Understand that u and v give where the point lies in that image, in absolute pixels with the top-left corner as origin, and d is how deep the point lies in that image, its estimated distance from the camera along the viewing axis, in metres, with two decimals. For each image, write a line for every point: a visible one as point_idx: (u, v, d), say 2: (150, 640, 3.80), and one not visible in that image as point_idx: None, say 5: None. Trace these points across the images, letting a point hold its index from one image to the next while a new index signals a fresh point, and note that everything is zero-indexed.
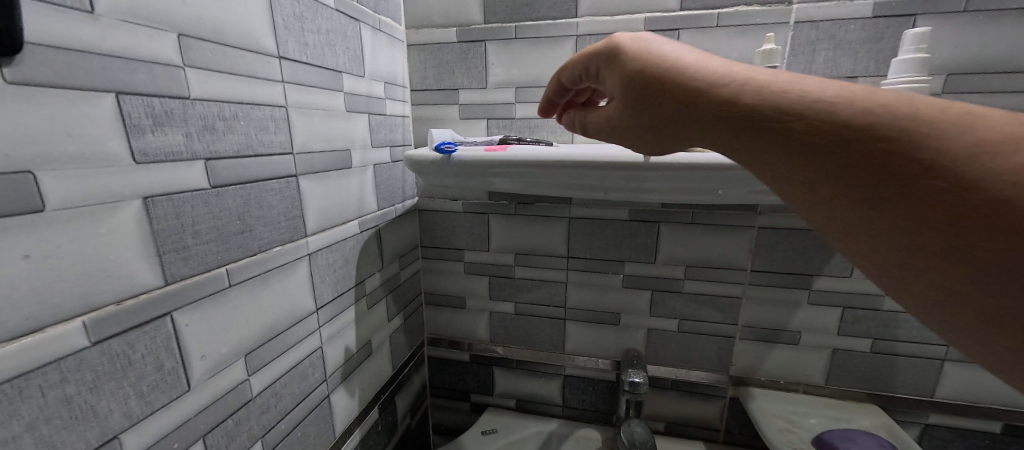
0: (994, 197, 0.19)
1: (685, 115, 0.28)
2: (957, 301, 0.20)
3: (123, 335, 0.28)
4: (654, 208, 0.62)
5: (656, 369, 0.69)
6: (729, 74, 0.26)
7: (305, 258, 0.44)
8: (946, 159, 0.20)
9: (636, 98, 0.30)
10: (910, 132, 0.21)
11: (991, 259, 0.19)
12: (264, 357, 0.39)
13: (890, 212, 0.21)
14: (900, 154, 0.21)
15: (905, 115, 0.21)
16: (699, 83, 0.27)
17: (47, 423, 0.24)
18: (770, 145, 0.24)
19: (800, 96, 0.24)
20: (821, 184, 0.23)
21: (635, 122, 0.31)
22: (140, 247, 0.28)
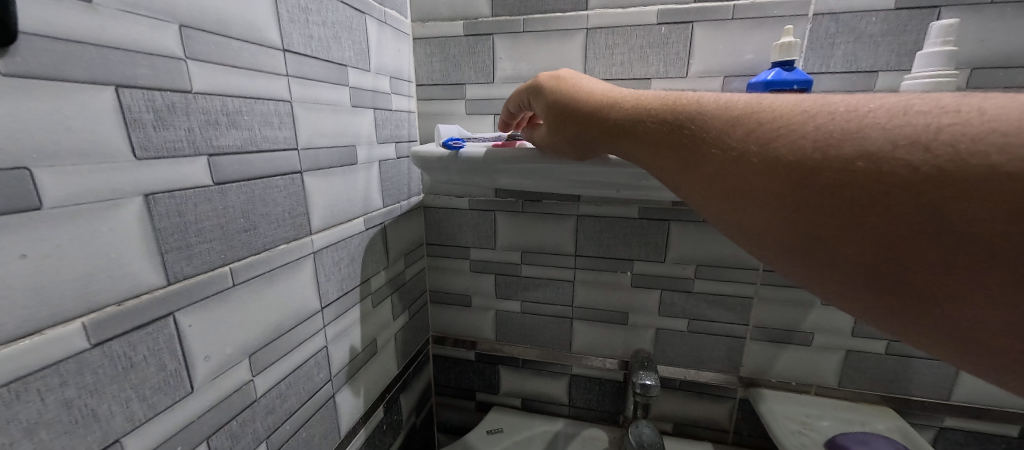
0: (792, 156, 0.22)
1: (586, 131, 0.35)
2: (795, 255, 0.22)
3: (125, 337, 0.27)
4: (664, 205, 0.60)
5: (664, 369, 0.68)
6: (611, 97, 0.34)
7: (311, 256, 0.43)
8: (754, 132, 0.24)
9: (555, 121, 0.38)
10: (743, 136, 0.24)
11: (803, 210, 0.21)
12: (268, 357, 0.39)
13: (724, 184, 0.24)
14: (722, 136, 0.25)
15: (726, 106, 0.26)
16: (591, 106, 0.34)
17: (47, 427, 0.23)
18: (643, 147, 0.30)
19: (656, 103, 0.30)
20: (679, 170, 0.27)
21: (561, 143, 0.38)
22: (141, 246, 0.27)
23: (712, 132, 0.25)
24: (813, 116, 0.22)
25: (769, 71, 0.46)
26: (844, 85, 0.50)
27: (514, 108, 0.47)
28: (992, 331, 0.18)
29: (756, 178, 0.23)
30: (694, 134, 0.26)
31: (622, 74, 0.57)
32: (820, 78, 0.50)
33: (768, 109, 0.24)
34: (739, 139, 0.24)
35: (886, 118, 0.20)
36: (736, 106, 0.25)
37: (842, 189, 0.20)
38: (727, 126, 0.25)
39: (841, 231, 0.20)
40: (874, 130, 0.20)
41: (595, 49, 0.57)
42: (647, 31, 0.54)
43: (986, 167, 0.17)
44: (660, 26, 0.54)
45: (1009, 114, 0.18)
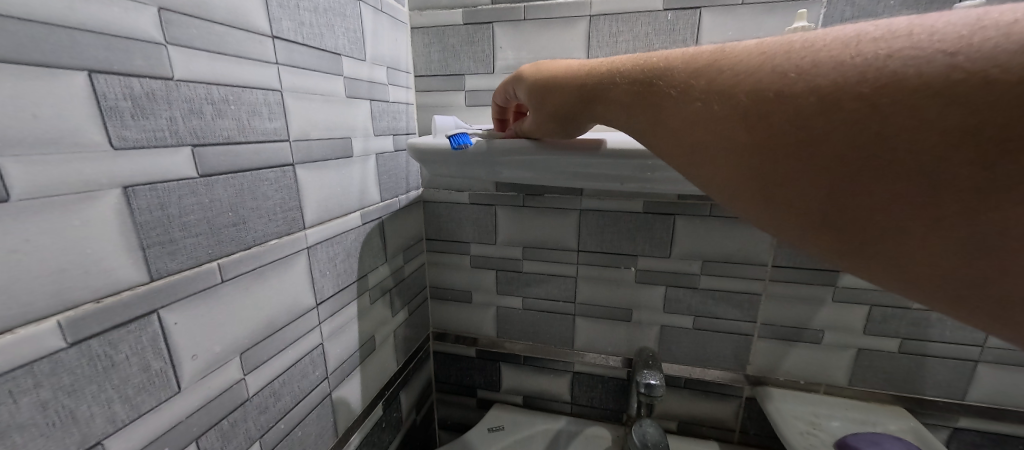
0: (749, 99, 0.21)
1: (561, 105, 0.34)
2: (757, 202, 0.22)
3: (104, 335, 0.25)
4: (670, 199, 0.59)
5: (669, 367, 0.67)
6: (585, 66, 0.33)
7: (304, 251, 0.42)
8: (713, 81, 0.23)
9: (535, 104, 0.36)
10: (705, 85, 0.23)
11: (761, 155, 0.21)
12: (261, 355, 0.37)
13: (689, 135, 0.24)
14: (686, 89, 0.24)
15: (693, 57, 0.25)
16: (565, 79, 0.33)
17: (21, 431, 0.22)
18: (616, 112, 0.29)
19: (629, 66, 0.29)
20: (649, 130, 0.27)
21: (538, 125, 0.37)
22: (120, 240, 0.26)
23: (677, 85, 0.25)
24: (771, 56, 0.21)
25: None
26: None
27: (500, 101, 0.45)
28: (947, 261, 0.17)
29: (713, 126, 0.22)
30: (662, 91, 0.26)
31: None
32: None
33: (729, 57, 0.23)
34: (700, 89, 0.23)
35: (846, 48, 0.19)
36: (701, 58, 0.24)
37: (793, 129, 0.20)
38: (689, 78, 0.24)
39: (795, 172, 0.20)
40: (827, 64, 0.19)
41: (598, 37, 0.55)
42: (653, 18, 0.52)
43: (936, 90, 0.16)
44: (666, 12, 0.52)
45: (961, 31, 0.17)
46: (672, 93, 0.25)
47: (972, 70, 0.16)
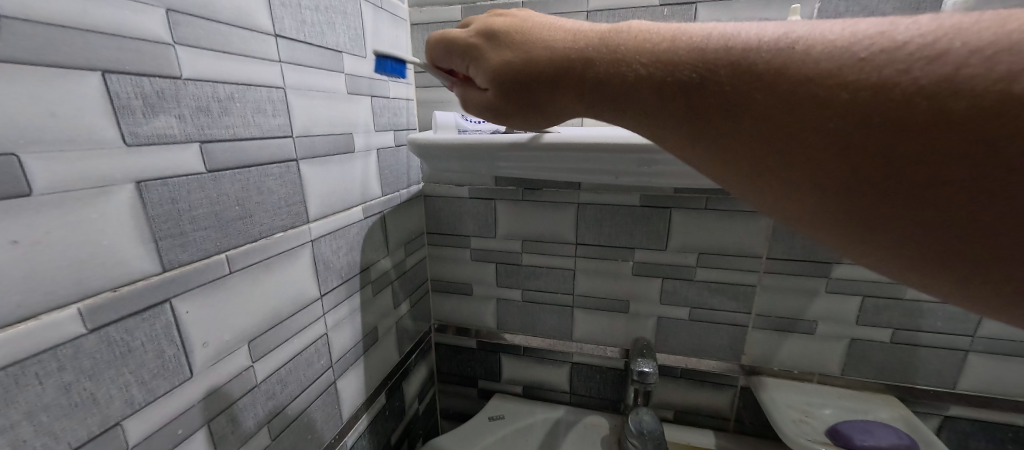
0: (848, 122, 0.17)
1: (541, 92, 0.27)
2: (813, 212, 0.19)
3: (122, 322, 0.26)
4: (666, 193, 0.60)
5: (665, 357, 0.68)
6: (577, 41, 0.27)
7: (309, 244, 0.43)
8: (783, 81, 0.19)
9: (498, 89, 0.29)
10: (783, 96, 0.19)
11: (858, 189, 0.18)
12: (268, 344, 0.38)
13: (756, 157, 0.20)
14: (738, 85, 0.20)
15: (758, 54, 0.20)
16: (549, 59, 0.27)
17: (46, 411, 0.23)
18: (623, 104, 0.24)
19: (652, 56, 0.23)
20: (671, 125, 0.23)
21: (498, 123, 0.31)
22: (134, 232, 0.27)
23: (717, 74, 0.20)
24: (861, 57, 0.17)
25: None
26: None
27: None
28: None
29: (795, 149, 0.19)
30: (695, 80, 0.21)
31: None
32: None
33: (812, 55, 0.19)
34: (755, 82, 0.19)
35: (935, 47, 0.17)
36: (767, 50, 0.20)
37: (881, 135, 0.17)
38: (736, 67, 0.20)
39: (870, 186, 0.17)
40: (941, 78, 0.16)
41: None
42: (650, 13, 0.53)
43: None
44: (662, 7, 0.52)
45: None
46: (728, 94, 0.20)
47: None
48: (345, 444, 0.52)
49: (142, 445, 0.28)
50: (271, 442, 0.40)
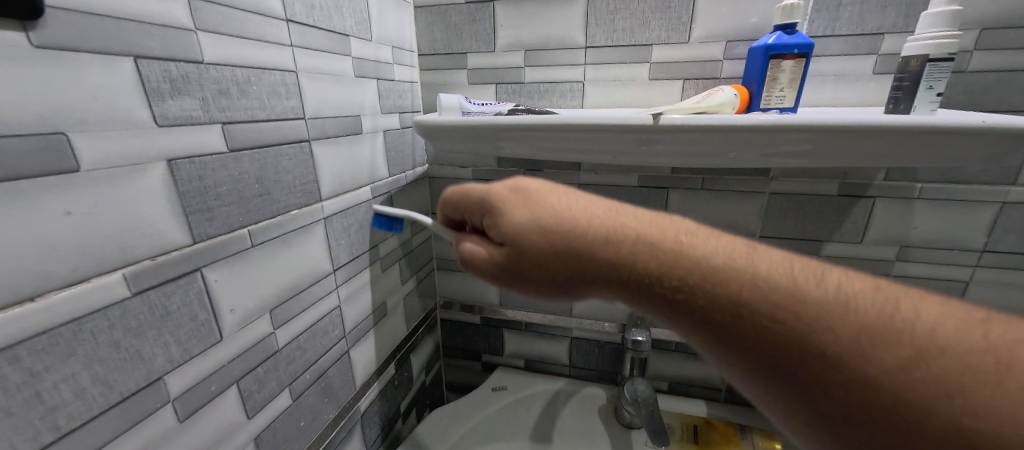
0: (895, 389, 0.21)
1: (553, 268, 0.32)
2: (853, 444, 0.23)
3: (160, 288, 0.29)
4: (664, 173, 0.62)
5: (661, 332, 0.71)
6: (594, 236, 0.31)
7: (321, 221, 0.46)
8: (847, 339, 0.23)
9: (533, 250, 0.31)
10: (847, 348, 0.23)
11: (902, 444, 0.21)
12: (287, 313, 0.41)
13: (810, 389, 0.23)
14: (806, 330, 0.24)
15: (824, 309, 0.24)
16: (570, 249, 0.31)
17: (101, 363, 0.26)
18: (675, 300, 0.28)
19: (715, 275, 0.27)
20: (673, 324, 0.29)
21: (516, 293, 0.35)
22: (168, 206, 0.29)
23: (777, 309, 0.25)
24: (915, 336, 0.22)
25: (771, 35, 0.47)
26: (848, 49, 0.50)
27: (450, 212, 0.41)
28: None
29: (847, 395, 0.22)
30: (761, 313, 0.25)
31: (624, 40, 0.57)
32: (826, 42, 0.51)
33: (868, 319, 0.23)
34: (821, 331, 0.23)
35: (889, 322, 0.23)
36: (831, 307, 0.24)
37: (924, 405, 0.21)
38: (731, 309, 0.26)
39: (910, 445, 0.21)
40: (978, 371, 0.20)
41: (595, 14, 0.57)
42: None
43: None
44: None
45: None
46: (792, 334, 0.24)
47: (985, 395, 0.20)
48: (358, 408, 0.56)
49: (181, 398, 0.31)
50: (292, 403, 0.43)
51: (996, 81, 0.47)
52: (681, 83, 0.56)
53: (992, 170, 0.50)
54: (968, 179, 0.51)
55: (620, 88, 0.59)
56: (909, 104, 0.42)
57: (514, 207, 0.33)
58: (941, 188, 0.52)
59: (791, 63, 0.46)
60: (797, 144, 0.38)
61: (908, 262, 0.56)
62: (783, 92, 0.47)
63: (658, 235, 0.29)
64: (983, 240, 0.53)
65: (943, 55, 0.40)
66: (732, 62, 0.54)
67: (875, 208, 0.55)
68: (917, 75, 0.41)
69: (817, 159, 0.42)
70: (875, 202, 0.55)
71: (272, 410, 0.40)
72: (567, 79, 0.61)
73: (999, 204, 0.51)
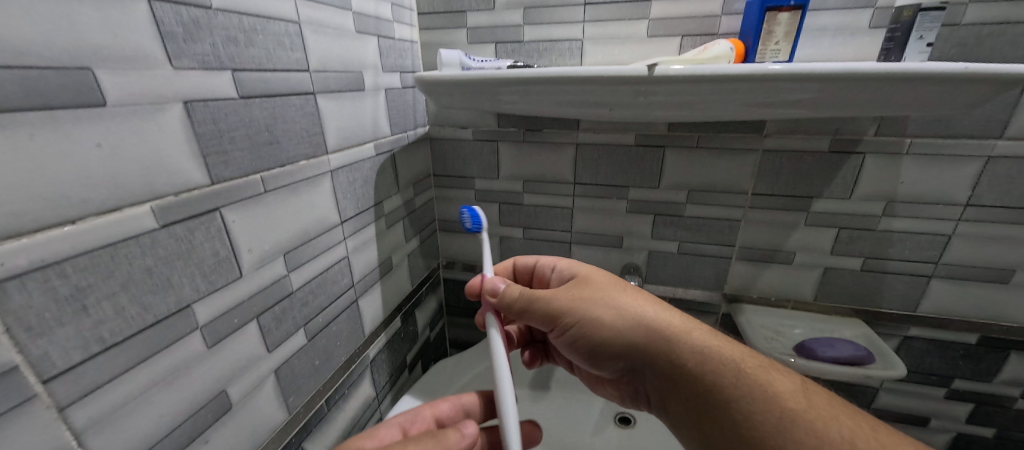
0: None
1: (604, 307, 0.41)
2: None
3: (184, 222, 0.31)
4: (660, 131, 0.63)
5: (654, 288, 0.74)
6: (648, 301, 0.42)
7: (328, 173, 0.47)
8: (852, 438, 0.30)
9: (597, 292, 0.43)
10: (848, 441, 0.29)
11: None
12: (299, 258, 0.44)
13: None
14: (820, 426, 0.31)
15: (836, 420, 0.31)
16: (626, 298, 0.42)
17: (137, 287, 0.28)
18: (708, 370, 0.35)
19: (745, 365, 0.35)
20: (687, 393, 0.36)
21: (544, 319, 0.43)
22: (186, 146, 0.31)
23: (798, 403, 0.32)
24: None
25: None
26: (844, 3, 0.50)
27: (522, 266, 0.54)
28: None
29: None
30: (783, 400, 0.32)
31: None
32: None
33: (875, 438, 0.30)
34: (833, 430, 0.30)
35: (847, 421, 0.31)
36: (844, 422, 0.31)
37: None
38: (718, 372, 0.35)
39: None
40: None
41: None
42: None
43: None
44: None
45: None
46: (805, 424, 0.31)
47: None
48: (367, 355, 0.60)
49: (208, 327, 0.34)
50: (307, 342, 0.47)
51: (989, 34, 0.47)
52: (679, 40, 0.57)
53: (979, 125, 0.52)
54: (955, 133, 0.53)
55: (618, 46, 0.59)
56: (900, 56, 0.44)
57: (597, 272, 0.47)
58: (930, 143, 0.54)
59: (786, 16, 0.46)
60: (790, 92, 0.39)
61: (894, 217, 0.58)
62: (778, 45, 0.48)
63: (708, 330, 0.40)
64: (968, 194, 0.55)
65: (934, 5, 0.41)
66: (730, 17, 0.54)
67: (864, 164, 0.57)
68: (907, 25, 0.43)
69: (810, 108, 0.43)
70: (865, 157, 0.56)
71: (289, 346, 0.44)
72: (566, 38, 0.61)
73: (985, 158, 0.53)
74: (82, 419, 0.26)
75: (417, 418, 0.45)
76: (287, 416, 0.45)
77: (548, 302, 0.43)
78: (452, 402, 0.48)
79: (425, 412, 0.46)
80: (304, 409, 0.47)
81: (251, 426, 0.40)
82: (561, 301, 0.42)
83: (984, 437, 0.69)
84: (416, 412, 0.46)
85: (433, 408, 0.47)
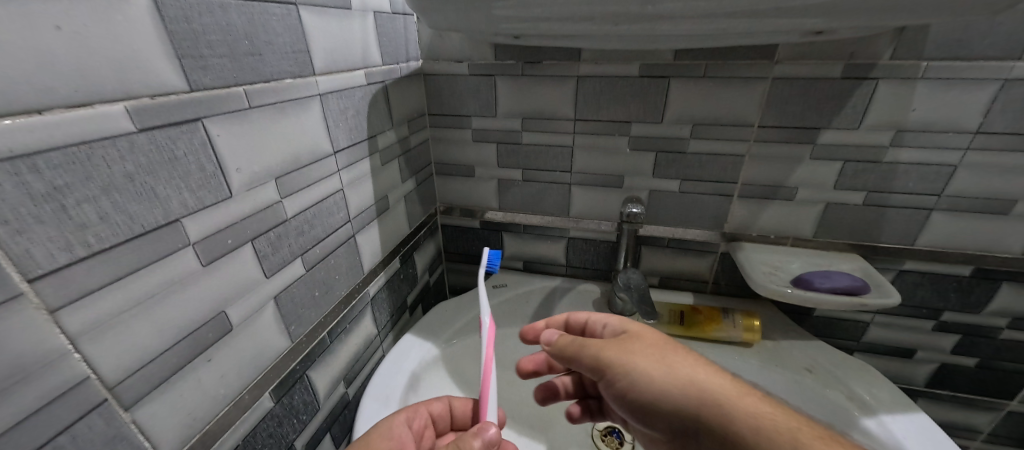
0: None
1: (655, 365, 0.39)
2: None
3: (165, 129, 0.29)
4: (666, 60, 0.60)
5: (654, 229, 0.74)
6: (700, 362, 0.40)
7: (317, 97, 0.45)
8: None
9: (646, 348, 0.41)
10: None
11: None
12: (292, 185, 0.42)
13: None
14: None
15: None
16: (678, 360, 0.40)
17: (119, 193, 0.27)
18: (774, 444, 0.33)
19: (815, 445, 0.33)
20: None
21: (591, 369, 0.42)
22: (159, 44, 0.28)
23: None
24: None
25: None
26: None
27: (572, 320, 0.51)
28: None
29: None
30: None
31: None
32: None
33: None
34: None
35: None
36: None
37: None
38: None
39: None
40: None
41: None
42: None
43: None
44: None
45: None
46: None
47: None
48: (367, 292, 0.60)
49: (201, 244, 0.33)
50: (306, 272, 0.46)
51: None
52: None
53: (999, 44, 0.50)
54: (973, 55, 0.51)
55: None
56: None
57: (645, 327, 0.45)
58: (947, 66, 0.52)
59: None
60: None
61: (902, 148, 0.57)
62: None
63: (769, 400, 0.37)
64: (979, 121, 0.53)
65: None
66: None
67: (877, 90, 0.55)
68: None
69: (829, 16, 0.40)
70: (878, 83, 0.54)
71: (287, 275, 0.43)
72: None
73: (1001, 81, 0.51)
74: (75, 324, 0.26)
75: (413, 417, 0.44)
76: (290, 344, 0.45)
77: (594, 353, 0.42)
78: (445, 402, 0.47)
79: (420, 409, 0.45)
80: (307, 339, 0.47)
81: (254, 350, 0.40)
82: (608, 354, 0.41)
83: (967, 367, 0.71)
84: (411, 409, 0.45)
85: (427, 406, 0.46)
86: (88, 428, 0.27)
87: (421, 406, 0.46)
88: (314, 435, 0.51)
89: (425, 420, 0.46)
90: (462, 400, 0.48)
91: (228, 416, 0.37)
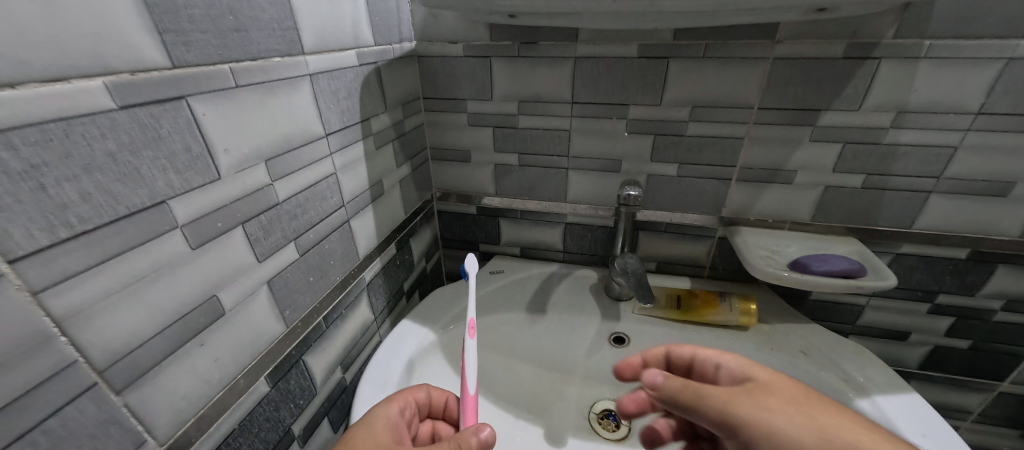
0: None
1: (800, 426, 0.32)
2: None
3: (147, 107, 0.28)
4: (665, 40, 0.59)
5: (652, 213, 0.73)
6: (858, 423, 0.33)
7: (307, 77, 0.43)
8: None
9: (789, 404, 0.34)
10: None
11: None
12: (283, 167, 0.41)
13: None
14: None
15: None
16: (833, 423, 0.33)
17: (101, 172, 0.26)
18: None
19: None
20: None
21: (713, 425, 0.35)
22: (137, 16, 0.27)
23: None
24: None
25: None
26: None
27: (674, 356, 0.45)
28: None
29: None
30: None
31: None
32: None
33: None
34: None
35: None
36: None
37: None
38: None
39: None
40: None
41: None
42: None
43: None
44: None
45: None
46: None
47: None
48: (363, 278, 0.59)
49: (190, 227, 0.32)
50: (299, 257, 0.45)
51: None
52: None
53: (1004, 22, 0.49)
54: (977, 33, 0.50)
55: None
56: None
57: (779, 374, 0.38)
58: (950, 45, 0.51)
59: None
60: None
61: (902, 129, 0.57)
62: None
63: None
64: (981, 101, 0.53)
65: None
66: None
67: (879, 70, 0.54)
68: None
69: None
70: (880, 63, 0.53)
71: (280, 260, 0.42)
72: None
73: (1005, 60, 0.50)
74: (61, 307, 0.25)
75: (402, 406, 0.44)
76: (285, 329, 0.44)
77: (718, 407, 0.35)
78: (428, 391, 0.47)
79: (406, 397, 0.45)
80: (302, 324, 0.47)
81: (248, 335, 0.39)
82: (740, 409, 0.34)
83: (960, 349, 0.72)
84: (399, 398, 0.44)
85: (413, 394, 0.45)
86: (79, 412, 0.27)
87: (408, 394, 0.45)
88: (312, 419, 0.51)
89: (412, 407, 0.45)
90: (441, 391, 0.48)
91: (223, 400, 0.37)
